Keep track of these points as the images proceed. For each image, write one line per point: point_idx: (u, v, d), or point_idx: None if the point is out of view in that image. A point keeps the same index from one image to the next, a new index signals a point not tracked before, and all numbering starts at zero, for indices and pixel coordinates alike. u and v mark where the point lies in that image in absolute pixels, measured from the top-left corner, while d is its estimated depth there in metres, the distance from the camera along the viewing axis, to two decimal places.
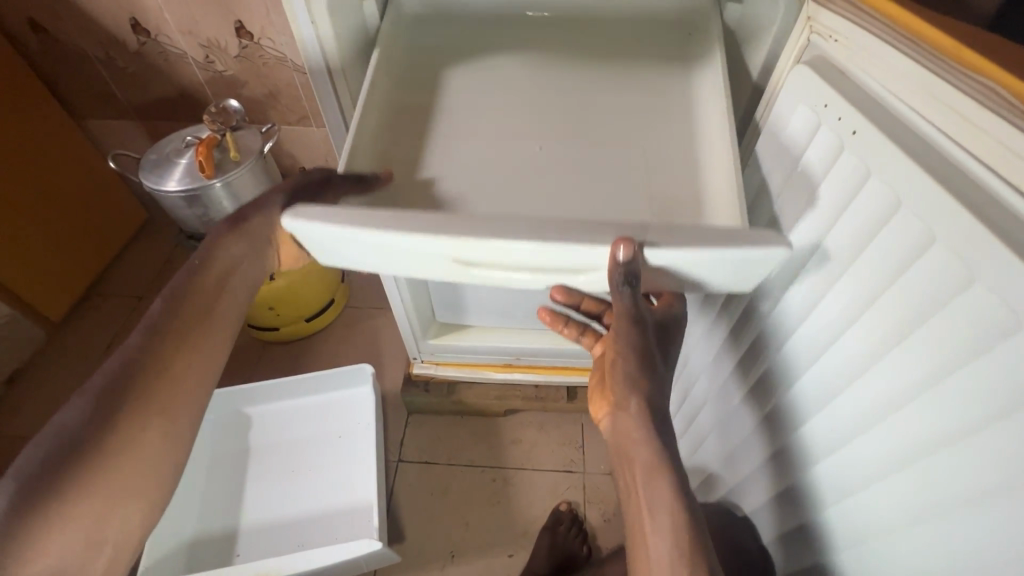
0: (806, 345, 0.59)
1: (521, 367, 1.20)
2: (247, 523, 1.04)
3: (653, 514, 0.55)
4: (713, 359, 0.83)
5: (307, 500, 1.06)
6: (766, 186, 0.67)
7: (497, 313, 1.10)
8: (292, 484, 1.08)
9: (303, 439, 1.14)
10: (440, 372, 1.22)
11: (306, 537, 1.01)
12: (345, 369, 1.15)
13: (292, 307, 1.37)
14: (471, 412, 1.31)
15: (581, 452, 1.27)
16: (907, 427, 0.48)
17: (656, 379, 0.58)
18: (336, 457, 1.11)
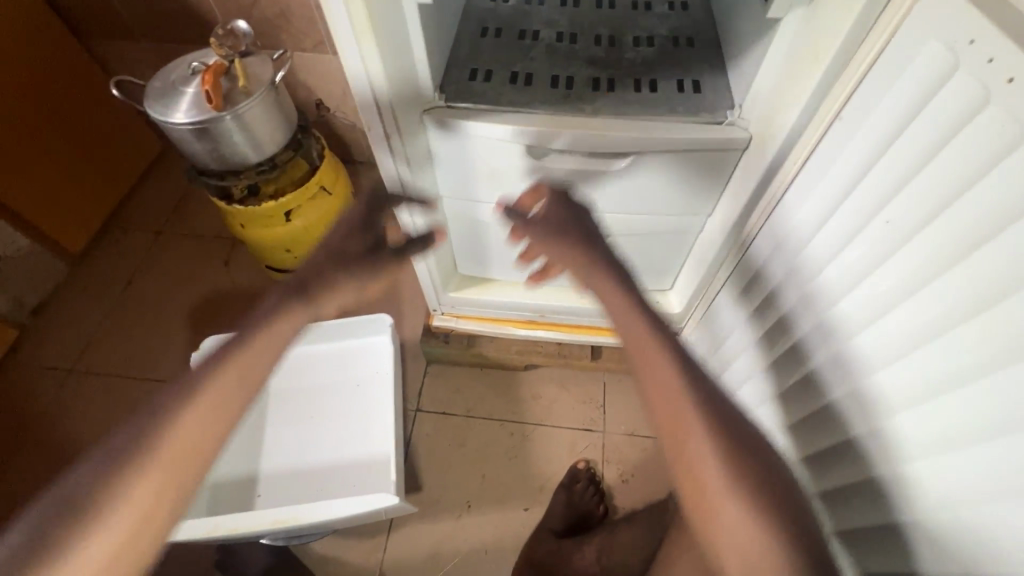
0: (870, 355, 0.57)
1: (546, 325, 1.15)
2: (269, 469, 1.04)
3: (641, 350, 0.66)
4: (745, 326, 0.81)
5: (327, 448, 1.06)
6: (845, 155, 0.56)
7: (523, 267, 1.03)
8: (313, 433, 1.08)
9: (322, 387, 1.13)
10: (460, 325, 1.18)
11: (329, 487, 1.02)
12: (362, 319, 1.11)
13: (309, 249, 1.33)
14: (491, 365, 1.28)
15: (602, 411, 1.24)
16: (985, 457, 0.48)
17: (590, 238, 0.74)
18: (357, 406, 1.10)
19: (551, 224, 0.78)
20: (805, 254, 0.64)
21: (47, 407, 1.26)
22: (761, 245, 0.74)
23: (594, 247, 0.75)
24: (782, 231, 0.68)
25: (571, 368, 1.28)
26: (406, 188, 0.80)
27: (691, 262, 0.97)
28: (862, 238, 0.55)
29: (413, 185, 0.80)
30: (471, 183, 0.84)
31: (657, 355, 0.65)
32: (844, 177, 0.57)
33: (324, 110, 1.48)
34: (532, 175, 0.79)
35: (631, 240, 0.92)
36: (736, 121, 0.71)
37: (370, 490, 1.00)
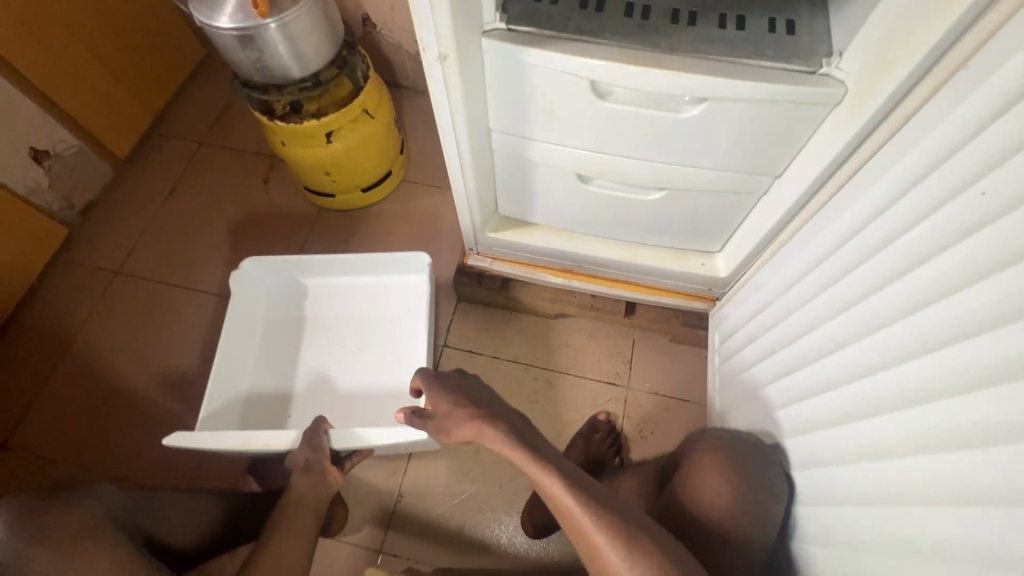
0: (854, 368, 0.61)
1: (581, 276, 1.12)
2: (301, 388, 1.08)
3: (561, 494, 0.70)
4: (759, 319, 0.85)
5: (356, 379, 1.09)
6: (947, 125, 0.50)
7: (565, 213, 0.99)
8: (345, 361, 1.10)
9: (357, 317, 1.14)
10: (494, 267, 1.15)
11: (357, 414, 1.05)
12: (400, 256, 1.10)
13: (349, 174, 1.30)
14: (522, 310, 1.27)
15: (628, 367, 1.23)
16: (935, 465, 0.49)
17: (483, 401, 0.81)
18: (389, 340, 1.12)
19: (450, 393, 0.82)
20: (844, 250, 0.64)
21: (96, 306, 1.32)
22: (801, 233, 0.74)
23: (497, 413, 0.79)
24: (828, 220, 0.68)
25: (601, 321, 1.26)
26: (454, 116, 0.75)
27: (748, 226, 0.90)
28: (928, 221, 0.51)
29: (463, 113, 0.75)
30: (521, 117, 0.78)
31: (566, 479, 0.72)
32: (947, 145, 0.50)
33: (371, 27, 1.39)
34: (591, 113, 0.73)
35: (689, 195, 0.86)
36: (832, 71, 0.63)
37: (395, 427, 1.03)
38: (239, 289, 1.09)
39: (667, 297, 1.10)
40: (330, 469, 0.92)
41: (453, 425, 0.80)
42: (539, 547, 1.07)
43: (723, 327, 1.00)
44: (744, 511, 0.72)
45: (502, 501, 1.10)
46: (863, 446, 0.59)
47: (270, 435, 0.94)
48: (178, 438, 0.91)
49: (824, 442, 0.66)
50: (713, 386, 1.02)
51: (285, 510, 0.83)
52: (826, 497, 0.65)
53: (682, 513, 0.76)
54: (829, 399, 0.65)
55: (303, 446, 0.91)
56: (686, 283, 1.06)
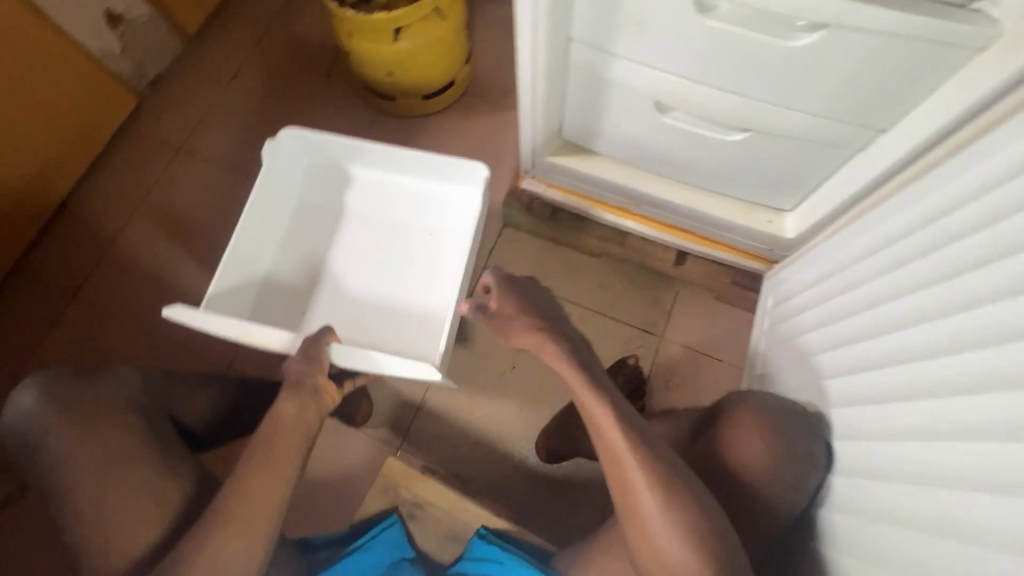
0: (925, 348, 0.57)
1: (636, 216, 1.07)
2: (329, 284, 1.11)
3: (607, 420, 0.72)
4: (820, 285, 0.80)
5: (388, 285, 1.10)
6: None
7: (632, 147, 0.93)
8: (367, 274, 1.11)
9: (391, 231, 1.14)
10: (548, 193, 1.13)
11: (371, 327, 1.07)
12: (455, 162, 1.07)
13: (411, 78, 1.26)
14: (566, 245, 1.24)
15: (665, 318, 1.20)
16: (1005, 454, 0.46)
17: (547, 317, 0.81)
18: (417, 258, 1.12)
19: (518, 301, 0.82)
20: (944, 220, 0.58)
21: (158, 181, 1.36)
22: (895, 197, 0.68)
23: (560, 332, 0.80)
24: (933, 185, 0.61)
25: (645, 268, 1.22)
26: (536, 13, 0.69)
27: (829, 186, 0.83)
28: None
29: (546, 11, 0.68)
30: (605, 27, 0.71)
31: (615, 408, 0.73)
32: None
33: None
34: (688, 30, 0.66)
35: (773, 141, 0.79)
36: (984, 8, 0.55)
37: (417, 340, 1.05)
38: (271, 159, 1.08)
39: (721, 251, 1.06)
40: (328, 390, 0.79)
41: (513, 331, 0.80)
42: (551, 470, 1.10)
43: (779, 291, 0.95)
44: (778, 479, 0.70)
45: (519, 424, 1.13)
46: (919, 426, 0.56)
47: (266, 332, 0.93)
48: (176, 311, 0.91)
49: (872, 418, 0.63)
50: (755, 346, 0.99)
51: (268, 437, 0.72)
52: (863, 471, 0.64)
53: (716, 469, 0.72)
54: (887, 376, 0.61)
55: (298, 357, 0.80)
56: (746, 239, 1.00)
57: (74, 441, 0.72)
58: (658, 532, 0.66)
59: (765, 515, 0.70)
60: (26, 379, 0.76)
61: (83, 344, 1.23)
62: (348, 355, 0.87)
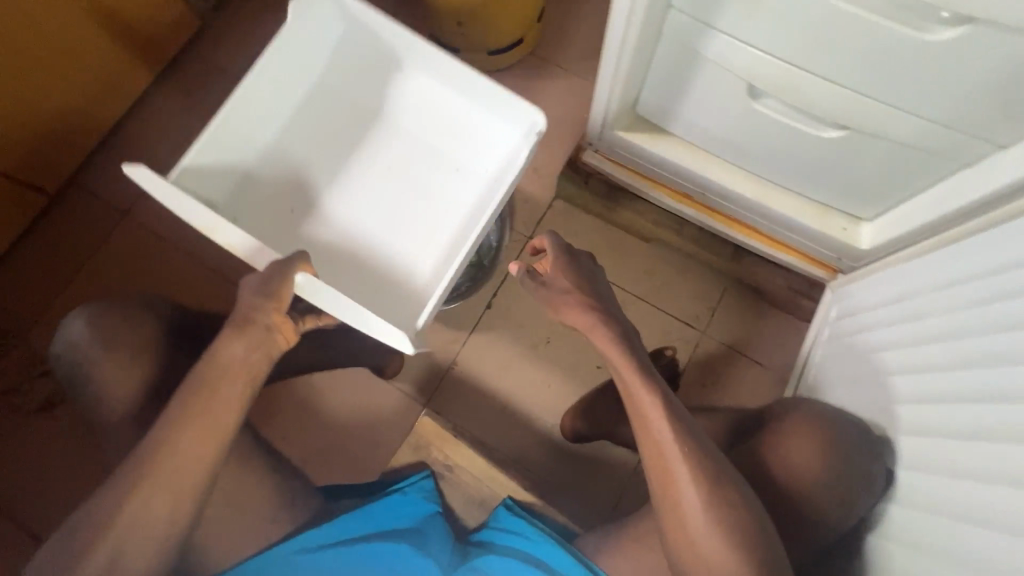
0: (1009, 390, 0.53)
1: (698, 205, 1.02)
2: (330, 202, 1.00)
3: (657, 415, 0.71)
4: (893, 304, 0.75)
5: (386, 216, 1.00)
6: None
7: (711, 131, 0.87)
8: (375, 198, 1.00)
9: (413, 156, 1.02)
10: (608, 169, 1.08)
11: (354, 257, 0.98)
12: (513, 102, 0.93)
13: (480, 30, 1.21)
14: (616, 225, 1.20)
15: (710, 313, 1.17)
16: None
17: (601, 297, 0.79)
18: (434, 193, 1.01)
19: (575, 278, 0.80)
20: None
21: (212, 109, 1.35)
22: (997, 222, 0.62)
23: (614, 314, 0.78)
24: None
25: (695, 259, 1.18)
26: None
27: (922, 199, 0.77)
28: None
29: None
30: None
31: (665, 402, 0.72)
32: None
33: None
34: (806, 12, 0.59)
35: (871, 143, 0.73)
36: None
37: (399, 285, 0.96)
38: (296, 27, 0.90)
39: (783, 253, 1.01)
40: (282, 330, 0.72)
41: (564, 307, 0.78)
42: (574, 449, 1.10)
43: (844, 303, 0.90)
44: (832, 494, 0.69)
45: (547, 398, 1.13)
46: (997, 470, 0.53)
47: (231, 231, 0.78)
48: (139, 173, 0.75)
49: (945, 453, 0.60)
50: (807, 347, 0.97)
51: (207, 378, 0.68)
52: (930, 505, 0.61)
53: (764, 475, 0.72)
54: (965, 412, 0.58)
55: (259, 285, 0.70)
56: (815, 244, 0.95)
57: (128, 377, 0.78)
58: (701, 536, 0.66)
59: (810, 527, 0.71)
60: (74, 310, 0.80)
61: (132, 269, 1.25)
62: (324, 291, 0.73)
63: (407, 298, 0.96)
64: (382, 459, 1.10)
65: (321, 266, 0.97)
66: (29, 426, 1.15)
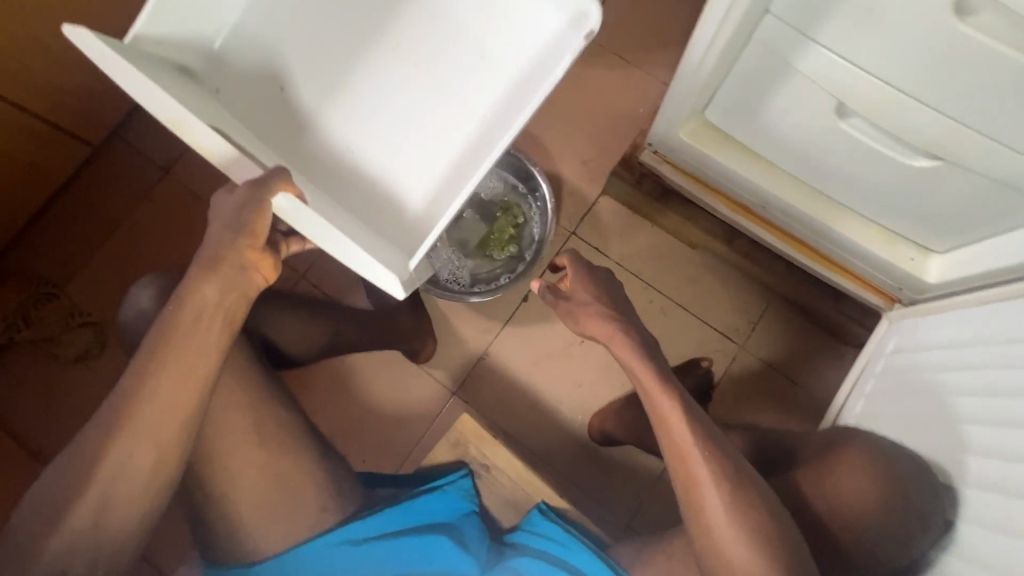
0: None
1: (756, 218, 0.98)
2: (322, 83, 0.81)
3: (682, 425, 0.69)
4: (962, 348, 0.72)
5: (381, 115, 0.81)
6: None
7: (785, 145, 0.83)
8: (378, 87, 0.81)
9: (430, 35, 0.80)
10: (664, 172, 1.04)
11: (338, 163, 0.81)
12: None
13: None
14: (663, 228, 1.17)
15: (750, 328, 1.14)
16: None
17: (619, 305, 0.79)
18: (450, 85, 0.80)
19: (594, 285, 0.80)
20: None
21: None
22: None
23: (630, 321, 0.77)
24: None
25: (742, 271, 1.15)
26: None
27: (1007, 240, 0.73)
28: None
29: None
30: (819, 12, 0.61)
31: (690, 412, 0.70)
32: None
33: None
34: (927, 33, 0.55)
35: (963, 176, 0.69)
36: None
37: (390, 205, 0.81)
38: None
39: (838, 275, 0.97)
40: (260, 269, 0.68)
41: (582, 315, 0.78)
42: (599, 451, 1.10)
43: (903, 338, 0.87)
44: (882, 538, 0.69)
45: (576, 398, 1.12)
46: None
47: (204, 131, 0.65)
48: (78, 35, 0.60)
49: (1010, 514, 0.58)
50: (854, 374, 0.95)
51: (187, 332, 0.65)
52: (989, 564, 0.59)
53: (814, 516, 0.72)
54: None
55: (236, 212, 0.64)
56: (876, 271, 0.91)
57: None
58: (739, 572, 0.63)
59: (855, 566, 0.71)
60: (141, 280, 0.82)
61: (173, 231, 1.25)
62: (308, 222, 0.66)
63: (401, 213, 0.81)
64: (407, 443, 1.11)
65: (307, 160, 0.81)
66: (67, 377, 1.17)
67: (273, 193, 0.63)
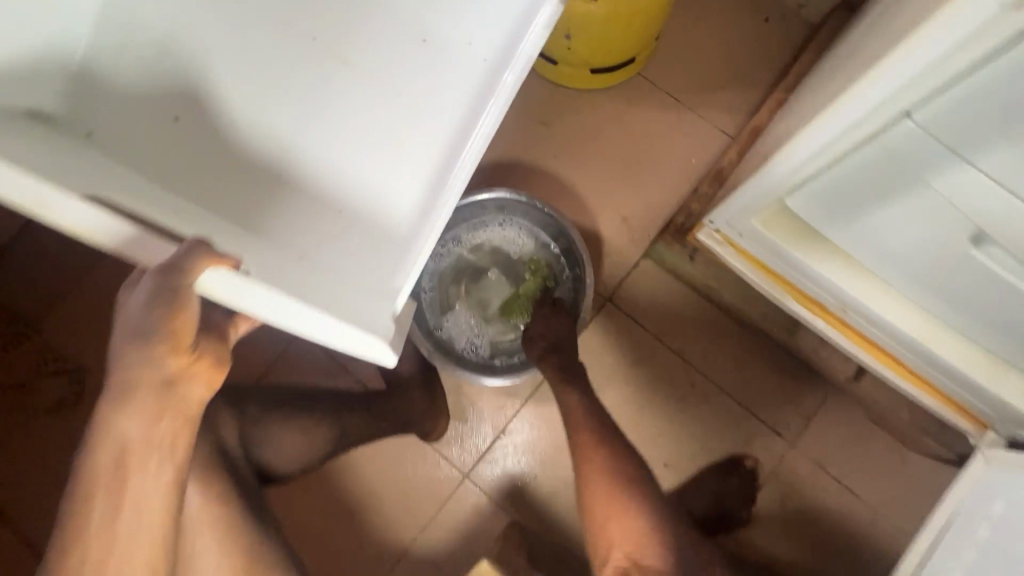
0: None
1: (831, 318, 0.86)
2: (246, 101, 0.73)
3: (607, 473, 0.80)
4: None
5: (315, 134, 0.73)
6: None
7: (890, 256, 0.70)
8: (303, 97, 0.73)
9: (362, 39, 0.75)
10: (725, 255, 0.90)
11: (253, 203, 0.69)
12: None
13: (590, 45, 1.00)
14: (712, 304, 1.04)
15: (802, 425, 1.01)
16: None
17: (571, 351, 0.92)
18: (392, 92, 0.73)
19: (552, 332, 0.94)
20: None
21: None
22: None
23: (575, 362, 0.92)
24: None
25: (799, 361, 1.01)
26: (904, 78, 0.47)
27: None
28: None
29: (934, 84, 0.46)
30: (989, 135, 0.47)
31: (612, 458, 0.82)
32: None
33: None
34: None
35: None
36: None
37: (324, 243, 0.69)
38: None
39: (921, 390, 0.86)
40: (194, 376, 0.48)
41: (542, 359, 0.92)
42: None
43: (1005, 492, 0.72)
44: None
45: None
46: None
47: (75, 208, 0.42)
48: None
49: None
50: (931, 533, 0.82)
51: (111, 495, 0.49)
52: None
53: None
54: None
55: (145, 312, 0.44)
56: (971, 395, 0.79)
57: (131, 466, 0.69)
58: None
59: None
60: None
61: None
62: (260, 301, 0.47)
63: (364, 240, 0.70)
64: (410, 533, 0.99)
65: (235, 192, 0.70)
66: (40, 425, 1.06)
67: (195, 273, 0.43)
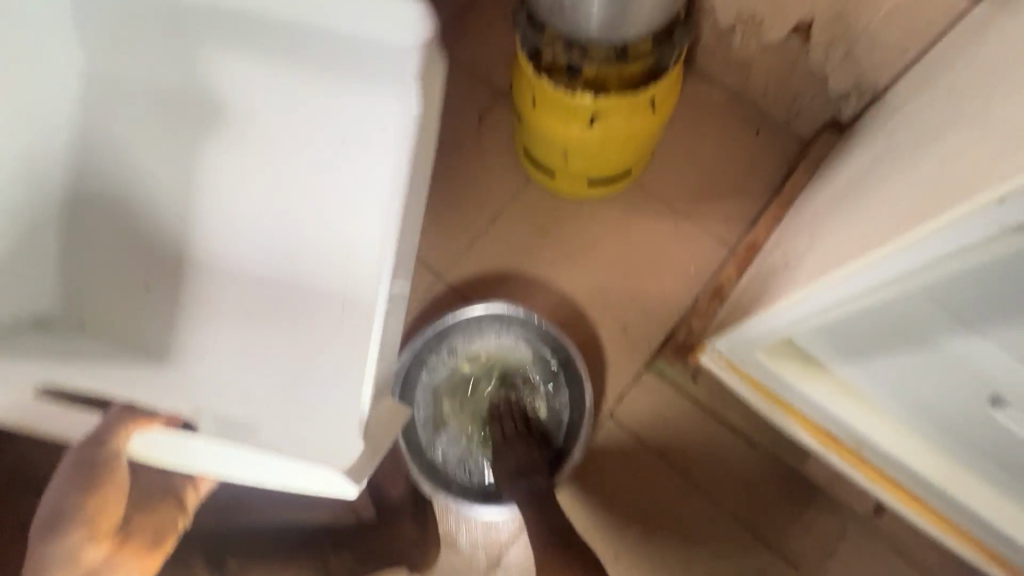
0: None
1: (844, 452, 0.82)
2: (219, 249, 0.80)
3: None
4: None
5: (289, 268, 0.79)
6: None
7: (904, 401, 0.67)
8: (265, 234, 0.79)
9: (296, 160, 0.76)
10: (731, 380, 0.87)
11: (255, 349, 0.77)
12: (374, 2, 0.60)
13: (589, 163, 1.01)
14: (720, 421, 1.01)
15: (821, 558, 0.95)
16: None
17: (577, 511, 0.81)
18: (347, 206, 0.75)
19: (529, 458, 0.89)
20: None
21: None
22: None
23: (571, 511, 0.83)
24: None
25: (814, 485, 0.97)
26: (914, 264, 0.46)
27: None
28: None
29: (940, 272, 0.45)
30: (1002, 314, 0.47)
31: None
32: None
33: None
34: None
35: None
36: None
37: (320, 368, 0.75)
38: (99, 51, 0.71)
39: (945, 530, 0.79)
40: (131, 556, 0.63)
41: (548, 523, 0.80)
42: None
43: None
44: None
45: None
46: None
47: None
48: None
49: None
50: None
51: None
52: None
53: None
54: None
55: (78, 504, 0.59)
56: (1003, 546, 0.72)
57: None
58: None
59: None
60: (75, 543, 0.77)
61: None
62: (198, 452, 0.61)
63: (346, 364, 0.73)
64: None
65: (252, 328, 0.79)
66: None
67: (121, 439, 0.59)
